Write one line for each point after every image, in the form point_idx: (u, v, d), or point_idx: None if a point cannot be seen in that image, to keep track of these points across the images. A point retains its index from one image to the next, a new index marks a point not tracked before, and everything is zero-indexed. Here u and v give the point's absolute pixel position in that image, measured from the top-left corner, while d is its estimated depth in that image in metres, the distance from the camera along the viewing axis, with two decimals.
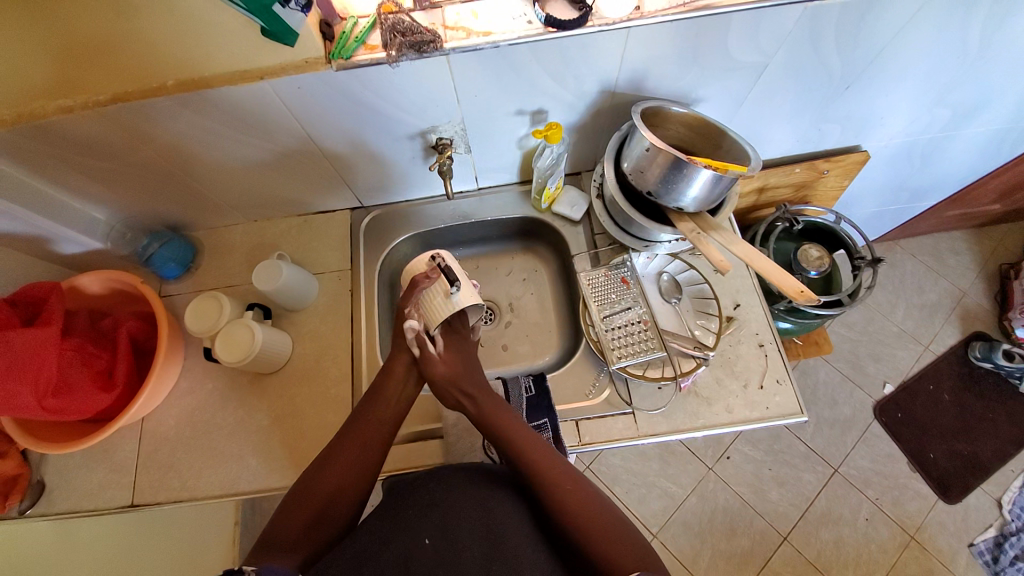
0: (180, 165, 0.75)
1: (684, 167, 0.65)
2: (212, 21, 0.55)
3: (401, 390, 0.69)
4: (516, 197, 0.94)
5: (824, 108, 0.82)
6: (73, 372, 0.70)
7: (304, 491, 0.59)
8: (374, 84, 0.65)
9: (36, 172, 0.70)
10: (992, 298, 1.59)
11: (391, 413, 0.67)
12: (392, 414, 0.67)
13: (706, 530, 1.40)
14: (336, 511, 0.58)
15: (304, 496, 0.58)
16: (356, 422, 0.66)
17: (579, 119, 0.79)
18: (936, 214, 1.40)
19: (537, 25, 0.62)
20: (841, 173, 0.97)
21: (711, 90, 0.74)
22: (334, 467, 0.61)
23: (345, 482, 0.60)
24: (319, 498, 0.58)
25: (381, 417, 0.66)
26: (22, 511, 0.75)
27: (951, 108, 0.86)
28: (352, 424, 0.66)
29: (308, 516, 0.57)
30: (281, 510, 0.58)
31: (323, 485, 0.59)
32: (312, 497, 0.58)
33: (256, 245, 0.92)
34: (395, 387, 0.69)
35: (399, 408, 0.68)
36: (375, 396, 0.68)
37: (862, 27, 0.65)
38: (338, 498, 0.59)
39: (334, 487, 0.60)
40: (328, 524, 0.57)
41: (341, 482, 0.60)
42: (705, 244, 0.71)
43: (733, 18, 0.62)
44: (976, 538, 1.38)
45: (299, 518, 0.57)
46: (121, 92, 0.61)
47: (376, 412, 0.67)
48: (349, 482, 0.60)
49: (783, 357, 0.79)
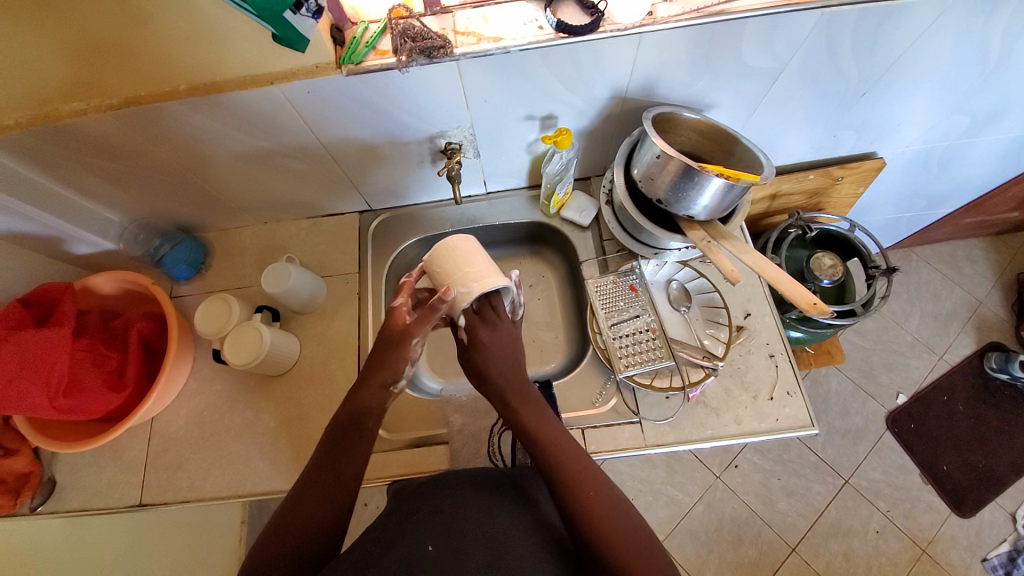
0: (192, 167, 0.76)
1: (695, 174, 0.64)
2: (228, 29, 0.56)
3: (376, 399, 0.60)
4: (524, 202, 0.94)
5: (838, 115, 0.80)
6: (84, 372, 0.70)
7: (284, 521, 0.53)
8: (384, 89, 0.65)
9: (51, 174, 0.71)
10: (1009, 307, 1.56)
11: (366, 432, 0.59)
12: (368, 427, 0.59)
13: (713, 539, 1.38)
14: (320, 539, 0.53)
15: (285, 525, 0.53)
16: (330, 443, 0.58)
17: (589, 125, 0.78)
18: (953, 222, 1.37)
19: (548, 31, 0.62)
20: (855, 180, 0.95)
21: (723, 96, 0.73)
22: (313, 493, 0.55)
23: (324, 510, 0.54)
24: (301, 530, 0.53)
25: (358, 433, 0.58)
26: (32, 508, 0.76)
27: (969, 115, 0.84)
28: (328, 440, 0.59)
29: (291, 549, 0.52)
30: (261, 543, 0.53)
31: (303, 513, 0.54)
32: (293, 527, 0.53)
33: (266, 247, 0.92)
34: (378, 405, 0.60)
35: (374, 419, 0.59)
36: (348, 412, 0.59)
37: (878, 34, 0.64)
38: (318, 526, 0.54)
39: (317, 512, 0.54)
40: (312, 555, 0.52)
41: (322, 507, 0.55)
42: (715, 252, 0.69)
43: (747, 24, 0.61)
44: (990, 553, 1.35)
45: (280, 551, 0.52)
46: (134, 95, 0.62)
47: (351, 426, 0.59)
48: (330, 504, 0.55)
49: (793, 367, 0.77)
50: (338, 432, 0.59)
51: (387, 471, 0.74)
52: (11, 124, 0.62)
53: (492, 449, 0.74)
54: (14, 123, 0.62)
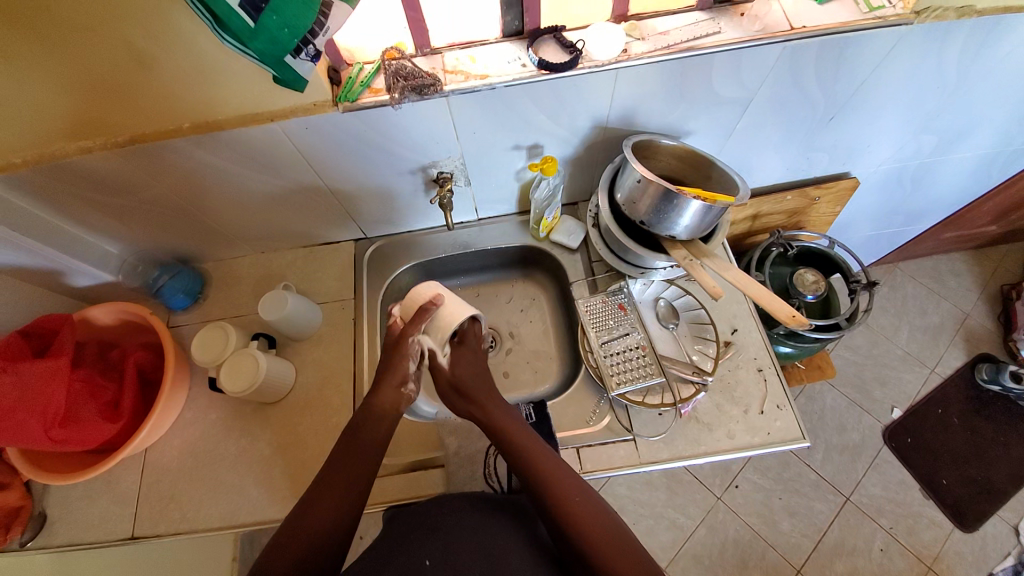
0: (193, 201, 0.78)
1: (675, 197, 0.68)
2: (227, 73, 0.59)
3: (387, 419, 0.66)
4: (514, 227, 0.97)
5: (810, 138, 0.85)
6: (81, 403, 0.70)
7: (292, 531, 0.57)
8: (379, 124, 0.69)
9: (55, 210, 0.74)
10: (995, 319, 1.59)
11: (377, 440, 0.64)
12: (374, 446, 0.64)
13: (717, 563, 1.36)
14: (323, 551, 0.56)
15: (296, 531, 0.57)
16: (339, 459, 0.63)
17: (574, 152, 0.82)
18: (932, 237, 1.42)
19: (531, 68, 0.66)
20: (832, 199, 0.99)
21: (699, 124, 0.77)
22: (321, 506, 0.59)
23: (330, 521, 0.58)
24: (305, 540, 0.56)
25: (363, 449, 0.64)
26: (22, 543, 0.75)
27: (935, 135, 0.89)
28: (337, 454, 0.64)
29: (296, 560, 0.55)
30: (270, 547, 0.57)
31: (313, 520, 0.58)
32: (302, 532, 0.57)
33: (263, 277, 0.94)
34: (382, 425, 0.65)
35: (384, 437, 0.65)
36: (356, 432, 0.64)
37: (839, 63, 0.69)
38: (323, 540, 0.57)
39: (325, 522, 0.58)
40: (316, 561, 0.56)
41: (330, 519, 0.58)
42: (698, 270, 0.72)
43: (716, 58, 0.65)
44: (996, 568, 1.34)
45: (285, 562, 0.55)
46: (138, 133, 0.65)
47: (358, 443, 0.64)
48: (336, 518, 0.59)
49: (782, 381, 0.79)
50: (345, 443, 0.64)
51: (382, 497, 0.74)
52: (17, 162, 0.64)
53: (488, 470, 0.74)
54: (21, 162, 0.65)
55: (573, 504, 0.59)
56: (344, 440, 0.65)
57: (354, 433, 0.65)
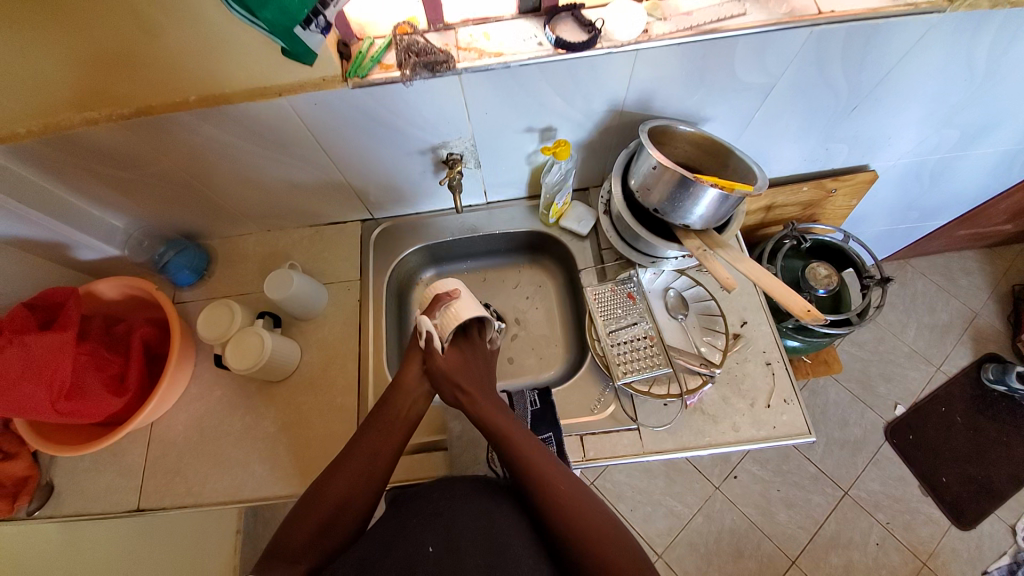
0: (199, 176, 0.77)
1: (690, 185, 0.66)
2: (236, 47, 0.58)
3: (413, 401, 0.69)
4: (524, 211, 0.95)
5: (830, 129, 0.82)
6: (87, 376, 0.70)
7: (314, 498, 0.60)
8: (391, 103, 0.67)
9: (60, 181, 0.73)
10: (1005, 319, 1.57)
11: (402, 424, 0.67)
12: (402, 425, 0.67)
13: (712, 552, 1.37)
14: (342, 520, 0.59)
15: (315, 502, 0.59)
16: (366, 431, 0.66)
17: (587, 137, 0.80)
18: (947, 234, 1.39)
19: (548, 47, 0.64)
20: (849, 192, 0.97)
21: (717, 110, 0.75)
22: (343, 476, 0.61)
23: (352, 490, 0.61)
24: (327, 507, 0.59)
25: (390, 424, 0.66)
26: (29, 512, 0.76)
27: (960, 129, 0.86)
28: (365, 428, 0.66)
29: (316, 527, 0.58)
30: (291, 514, 0.59)
31: (333, 493, 0.60)
32: (320, 505, 0.59)
33: (269, 255, 0.94)
34: (405, 401, 0.68)
35: (407, 420, 0.67)
36: (388, 407, 0.67)
37: (867, 52, 0.66)
38: (346, 509, 0.59)
39: (344, 496, 0.60)
40: (333, 535, 0.58)
41: (350, 492, 0.60)
42: (711, 261, 0.71)
43: (739, 42, 0.63)
44: (991, 566, 1.34)
45: (306, 527, 0.58)
46: (145, 106, 0.64)
47: (389, 420, 0.66)
48: (359, 489, 0.61)
49: (790, 376, 0.78)
50: (375, 418, 0.67)
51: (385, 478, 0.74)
52: (21, 133, 0.63)
53: (490, 456, 0.73)
54: (24, 132, 0.63)
55: (553, 487, 0.60)
56: (373, 418, 0.67)
57: (385, 410, 0.67)
